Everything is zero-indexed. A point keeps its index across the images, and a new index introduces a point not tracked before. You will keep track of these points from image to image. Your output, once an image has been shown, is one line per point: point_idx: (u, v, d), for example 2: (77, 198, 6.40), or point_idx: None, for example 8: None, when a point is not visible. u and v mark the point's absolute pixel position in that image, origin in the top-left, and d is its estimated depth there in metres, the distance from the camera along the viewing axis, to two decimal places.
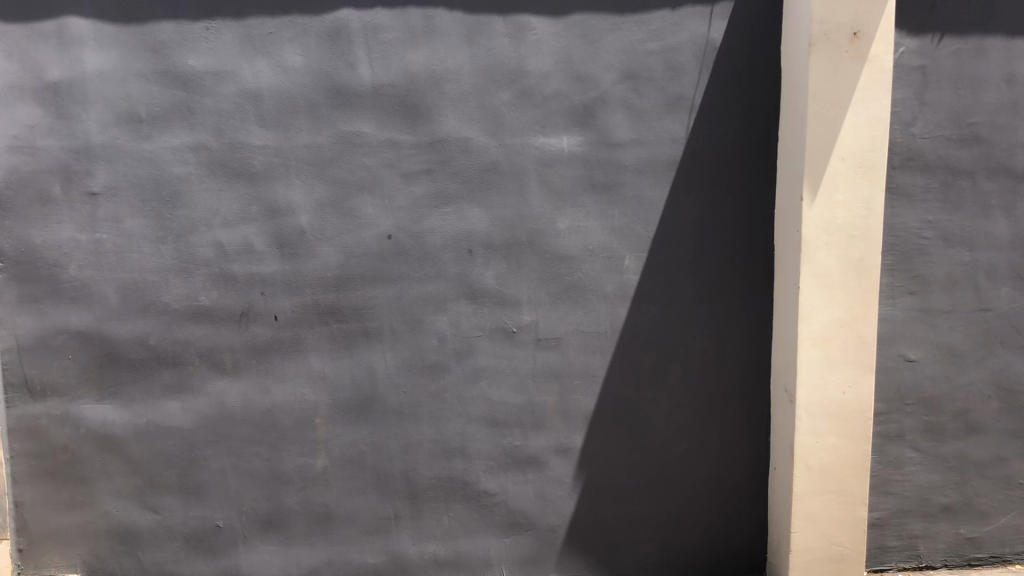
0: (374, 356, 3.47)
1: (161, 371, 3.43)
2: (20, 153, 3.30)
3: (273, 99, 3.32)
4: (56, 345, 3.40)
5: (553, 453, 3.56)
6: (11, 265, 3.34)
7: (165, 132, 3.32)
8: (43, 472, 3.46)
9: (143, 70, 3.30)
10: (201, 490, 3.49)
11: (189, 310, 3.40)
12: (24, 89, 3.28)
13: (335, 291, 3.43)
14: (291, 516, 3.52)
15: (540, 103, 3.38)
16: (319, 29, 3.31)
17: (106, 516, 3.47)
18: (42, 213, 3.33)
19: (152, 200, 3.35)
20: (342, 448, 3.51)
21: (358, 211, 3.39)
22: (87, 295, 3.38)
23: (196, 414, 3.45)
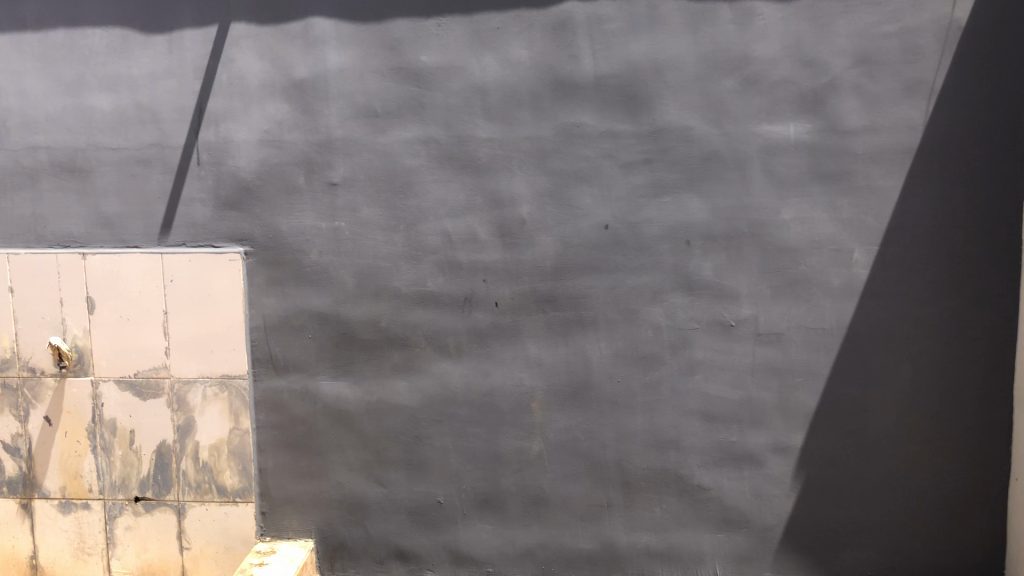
0: (591, 345, 3.50)
1: (391, 351, 3.61)
2: (270, 147, 3.57)
3: (499, 93, 3.42)
4: (298, 325, 3.66)
5: (771, 451, 3.47)
6: (260, 250, 3.63)
7: (399, 125, 3.49)
8: (284, 442, 3.73)
9: (380, 66, 3.48)
10: (424, 466, 3.65)
11: (417, 295, 3.57)
12: (274, 87, 3.55)
13: (553, 280, 3.49)
14: (507, 498, 3.63)
15: (766, 90, 3.30)
16: (544, 22, 3.37)
17: (339, 485, 3.71)
18: (287, 202, 3.59)
19: (385, 190, 3.53)
20: (557, 434, 3.57)
21: (577, 202, 3.43)
22: (325, 279, 3.61)
23: (421, 394, 3.61)
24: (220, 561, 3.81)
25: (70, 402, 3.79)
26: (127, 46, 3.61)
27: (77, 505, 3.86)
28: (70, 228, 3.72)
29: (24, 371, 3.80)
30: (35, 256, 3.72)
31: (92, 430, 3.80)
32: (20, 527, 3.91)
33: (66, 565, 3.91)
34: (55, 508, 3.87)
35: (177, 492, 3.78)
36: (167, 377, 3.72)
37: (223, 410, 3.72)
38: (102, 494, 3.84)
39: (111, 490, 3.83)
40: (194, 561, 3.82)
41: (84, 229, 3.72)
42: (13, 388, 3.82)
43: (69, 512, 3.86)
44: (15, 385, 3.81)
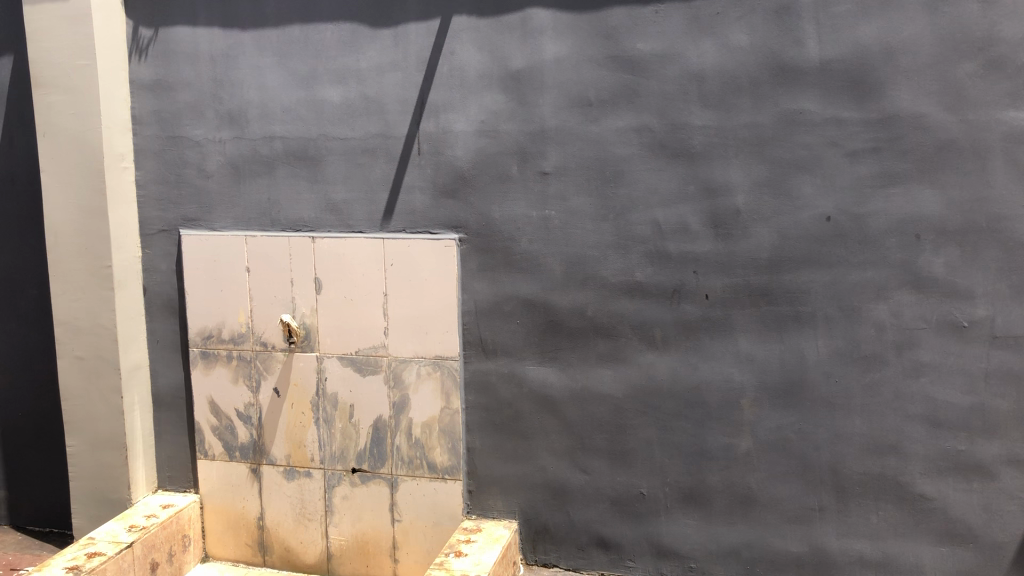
0: (806, 342, 3.37)
1: (598, 340, 3.62)
2: (486, 136, 3.66)
3: (717, 80, 3.34)
4: (508, 311, 3.74)
5: (1004, 463, 3.22)
6: (474, 237, 3.74)
7: (613, 114, 3.48)
8: (492, 424, 3.83)
9: (595, 55, 3.48)
10: (628, 457, 3.64)
11: (625, 285, 3.56)
12: (491, 77, 3.63)
13: (767, 273, 3.38)
14: (712, 494, 3.56)
15: (1012, 74, 3.05)
16: (767, 6, 3.26)
17: (543, 470, 3.77)
18: (501, 190, 3.67)
19: (597, 179, 3.54)
20: (767, 433, 3.46)
21: (796, 192, 3.31)
22: (536, 266, 3.67)
23: (627, 384, 3.60)
24: (428, 535, 3.96)
25: (297, 375, 4.06)
26: (355, 40, 3.80)
27: (300, 472, 4.12)
28: (301, 213, 3.99)
29: (258, 344, 4.10)
30: (271, 239, 4.00)
31: (316, 402, 4.05)
32: (250, 489, 4.23)
33: (289, 528, 4.18)
34: (281, 473, 4.16)
35: (391, 466, 3.96)
36: (384, 355, 3.91)
37: (435, 390, 3.85)
38: (323, 463, 4.08)
39: (331, 460, 4.07)
40: (404, 533, 3.99)
41: (313, 214, 3.97)
42: (248, 361, 4.13)
43: (293, 479, 4.14)
44: (249, 357, 4.12)
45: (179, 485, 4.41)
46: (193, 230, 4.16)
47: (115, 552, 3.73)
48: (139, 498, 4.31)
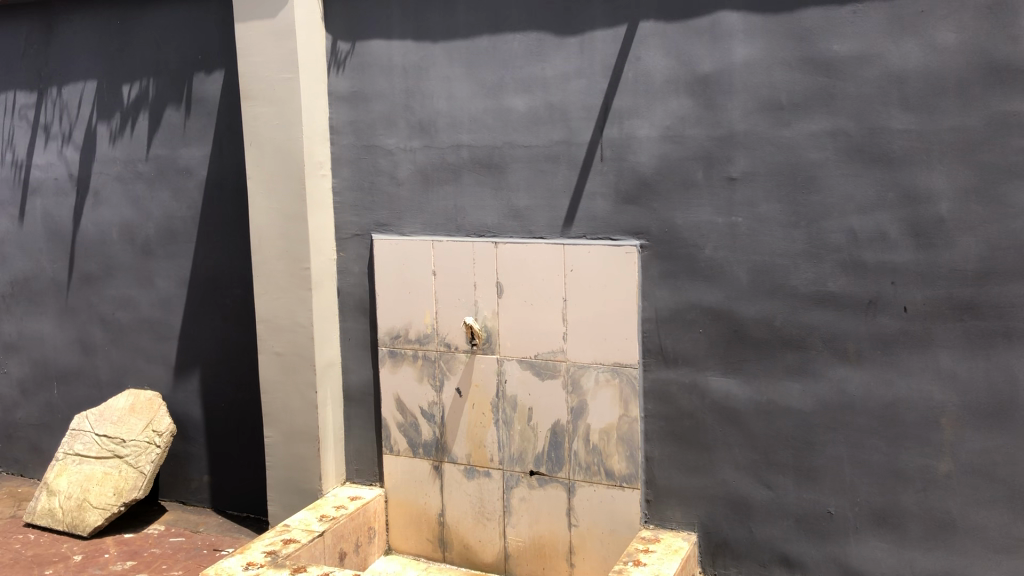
0: (1016, 360, 3.15)
1: (785, 352, 3.51)
2: (671, 142, 3.63)
3: (921, 81, 3.17)
4: (690, 319, 3.68)
5: None
6: (657, 244, 3.71)
7: (805, 118, 3.37)
8: (672, 434, 3.78)
9: (788, 58, 3.38)
10: (816, 474, 3.51)
11: (815, 295, 3.43)
12: (678, 82, 3.59)
13: (974, 285, 3.18)
14: (907, 517, 3.37)
15: None
16: (978, 1, 3.06)
17: (725, 483, 3.69)
18: (686, 196, 3.63)
19: (787, 186, 3.44)
20: (970, 455, 3.25)
21: (1009, 199, 3.10)
22: (720, 274, 3.60)
23: (815, 398, 3.48)
24: (604, 542, 3.95)
25: (478, 377, 4.15)
26: (541, 48, 3.84)
27: (479, 472, 4.22)
28: (485, 219, 4.08)
29: (441, 345, 4.22)
30: (455, 243, 4.12)
31: (496, 404, 4.13)
32: (432, 486, 4.36)
33: (468, 527, 4.28)
34: (461, 472, 4.26)
35: (569, 470, 3.99)
36: (564, 360, 3.93)
37: (614, 397, 3.84)
38: (502, 464, 4.15)
39: (510, 462, 4.13)
40: (581, 539, 4.00)
41: (497, 219, 4.05)
42: (432, 361, 4.26)
43: (473, 478, 4.24)
44: (433, 358, 4.25)
45: (365, 478, 4.60)
46: (383, 234, 4.34)
47: (307, 540, 3.92)
48: (328, 489, 4.53)
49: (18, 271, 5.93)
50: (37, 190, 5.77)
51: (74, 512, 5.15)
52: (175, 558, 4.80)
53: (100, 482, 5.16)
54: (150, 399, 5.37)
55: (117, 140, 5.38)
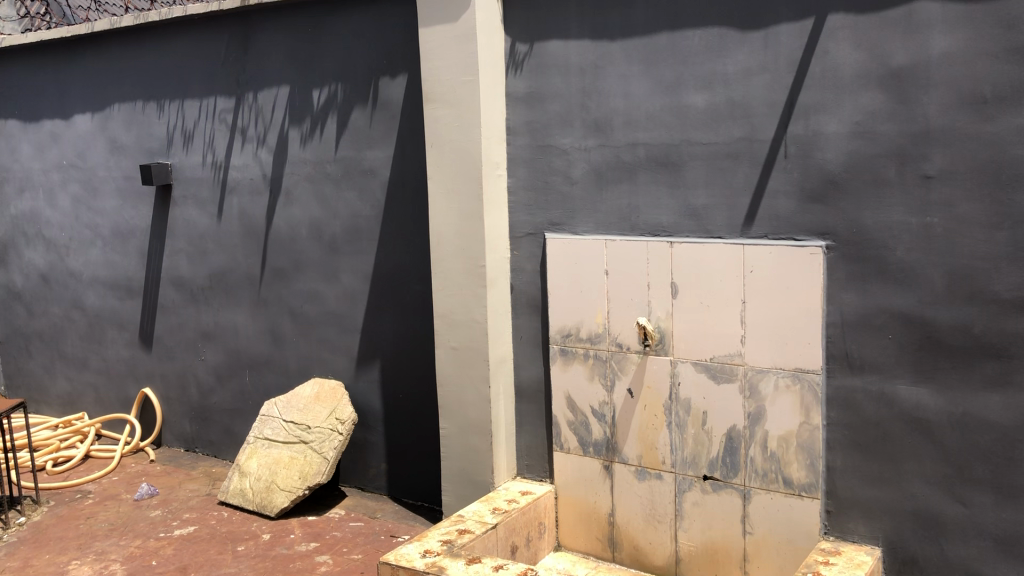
0: None
1: (985, 362, 3.31)
2: (861, 138, 3.48)
3: None
4: (878, 324, 3.52)
5: None
6: (843, 244, 3.57)
7: (1013, 112, 3.16)
8: (856, 443, 3.63)
9: (994, 48, 3.17)
10: (1017, 492, 3.29)
11: (1020, 301, 3.22)
12: (869, 77, 3.43)
13: None
14: None
15: None
16: None
17: (913, 498, 3.52)
18: (876, 194, 3.47)
19: (989, 184, 3.24)
20: None
21: None
22: (913, 278, 3.43)
23: (1018, 412, 3.26)
24: (781, 552, 3.84)
25: (650, 378, 4.12)
26: (722, 44, 3.76)
27: (651, 474, 4.18)
28: (661, 218, 4.04)
29: (614, 345, 4.21)
30: (630, 243, 4.10)
31: (668, 406, 4.09)
32: (602, 485, 4.37)
33: (638, 528, 4.26)
34: (632, 473, 4.24)
35: (745, 476, 3.90)
36: (741, 364, 3.85)
37: (794, 403, 3.73)
38: (674, 467, 4.11)
39: (683, 465, 4.08)
40: (756, 547, 3.91)
41: (672, 218, 4.00)
42: (604, 360, 4.26)
43: (644, 479, 4.21)
44: (605, 357, 4.25)
45: (536, 473, 4.66)
46: (557, 233, 4.37)
47: (481, 531, 3.99)
48: (500, 483, 4.61)
49: (217, 265, 6.36)
50: (234, 189, 6.16)
51: (263, 493, 5.48)
52: (355, 542, 5.01)
53: (288, 465, 5.49)
54: (334, 387, 5.67)
55: (307, 142, 5.68)
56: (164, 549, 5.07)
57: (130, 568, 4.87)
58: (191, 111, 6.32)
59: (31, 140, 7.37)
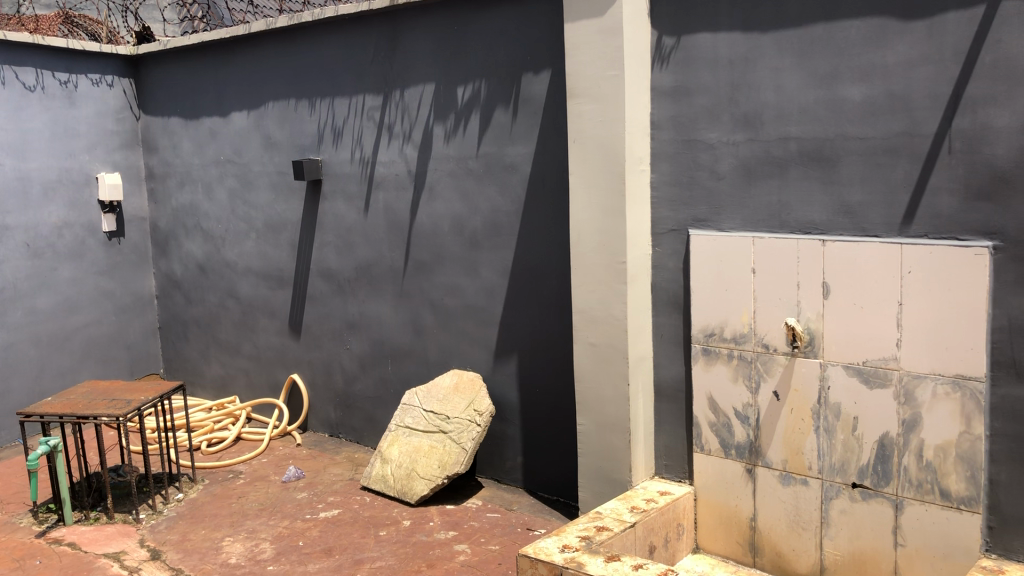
0: None
1: None
2: None
3: None
4: None
5: None
6: (1012, 246, 3.38)
7: None
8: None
9: None
10: None
11: None
12: None
13: None
14: None
15: None
16: None
17: None
18: None
19: None
20: None
21: None
22: None
23: None
24: (935, 567, 3.66)
25: (798, 381, 4.00)
26: (883, 35, 3.60)
27: (796, 479, 4.06)
28: (812, 215, 3.91)
29: (759, 346, 4.11)
30: (778, 241, 3.99)
31: (817, 410, 3.96)
32: (744, 488, 4.27)
33: (781, 534, 4.15)
34: (776, 478, 4.13)
35: (898, 486, 3.74)
36: (896, 369, 3.68)
37: (954, 412, 3.54)
38: (821, 473, 3.98)
39: (831, 472, 3.94)
40: (908, 560, 3.74)
41: (825, 216, 3.87)
42: (749, 361, 4.16)
43: (788, 484, 4.09)
44: (750, 358, 4.15)
45: (674, 474, 4.60)
46: (701, 230, 4.29)
47: (620, 529, 3.96)
48: (638, 482, 4.56)
49: (362, 258, 6.55)
50: (380, 184, 6.33)
51: (403, 480, 5.63)
52: (492, 533, 5.07)
53: (427, 454, 5.62)
54: (472, 379, 5.77)
55: (451, 138, 5.77)
56: (310, 530, 5.27)
57: (279, 547, 5.08)
58: (341, 108, 6.53)
59: (191, 136, 7.78)
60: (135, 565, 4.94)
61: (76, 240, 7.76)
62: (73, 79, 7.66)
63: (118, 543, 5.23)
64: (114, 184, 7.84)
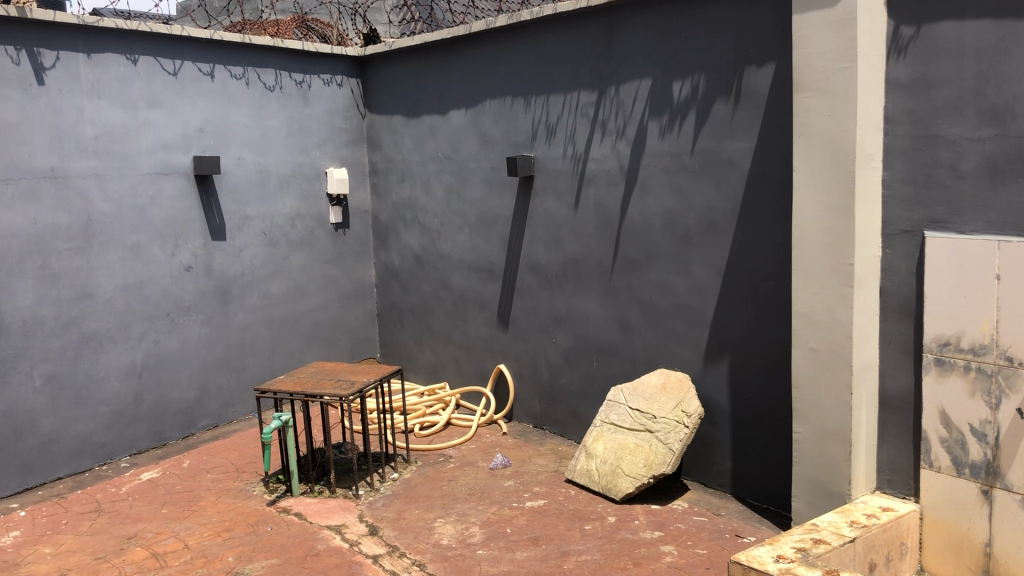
0: None
1: None
2: None
3: None
4: None
5: None
6: None
7: None
8: None
9: None
10: None
11: None
12: None
13: None
14: None
15: None
16: None
17: None
18: None
19: None
20: None
21: None
22: None
23: None
24: None
25: None
26: None
27: None
28: None
29: (1002, 359, 3.84)
30: None
31: None
32: (979, 511, 4.00)
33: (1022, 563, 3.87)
34: (1018, 502, 3.85)
35: None
36: None
37: None
38: None
39: None
40: None
41: None
42: (989, 375, 3.89)
43: None
44: (990, 372, 3.88)
45: (898, 490, 4.34)
46: (938, 232, 4.04)
47: (839, 544, 3.78)
48: (858, 496, 4.34)
49: (572, 253, 6.60)
50: (592, 180, 6.35)
51: (608, 476, 5.63)
52: (699, 536, 4.98)
53: (633, 452, 5.59)
54: (680, 379, 5.71)
55: (666, 134, 5.71)
56: (517, 519, 5.38)
57: (488, 532, 5.21)
58: (555, 105, 6.60)
59: (412, 133, 8.12)
60: (355, 538, 5.22)
61: (306, 230, 8.30)
62: (307, 79, 8.18)
63: (339, 516, 5.57)
64: (341, 177, 8.34)
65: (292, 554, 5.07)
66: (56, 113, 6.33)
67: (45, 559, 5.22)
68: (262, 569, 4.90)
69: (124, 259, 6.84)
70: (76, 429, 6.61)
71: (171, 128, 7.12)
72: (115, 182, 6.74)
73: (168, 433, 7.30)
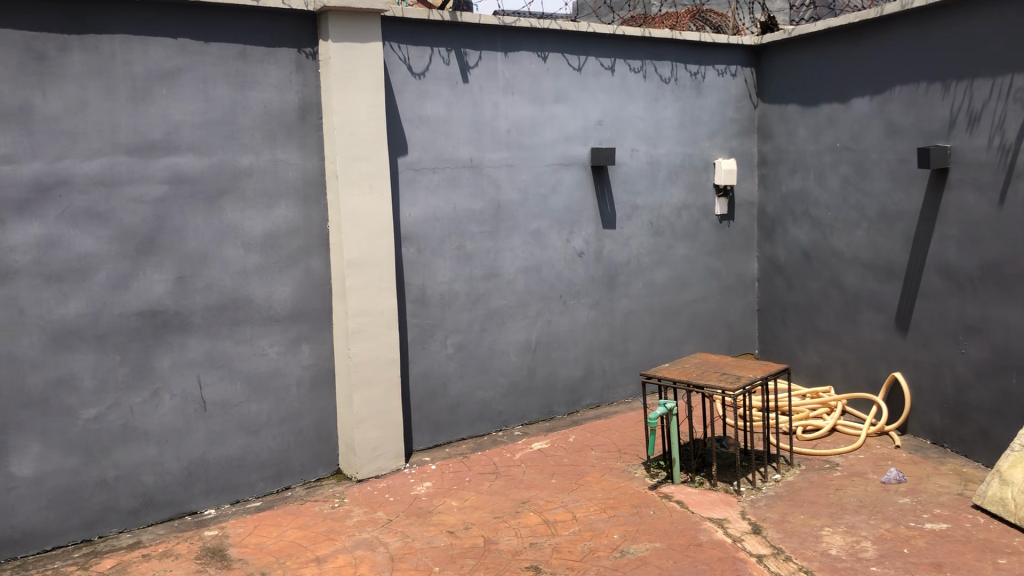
0: None
1: None
2: None
3: None
4: None
5: None
6: None
7: None
8: None
9: None
10: None
11: None
12: None
13: None
14: None
15: None
16: None
17: None
18: None
19: None
20: None
21: None
22: None
23: None
24: None
25: None
26: None
27: None
28: None
29: None
30: None
31: None
32: None
33: None
34: None
35: None
36: None
37: None
38: None
39: None
40: None
41: None
42: None
43: None
44: None
45: None
46: None
47: None
48: None
49: (991, 255, 5.97)
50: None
51: None
52: None
53: None
54: None
55: None
56: (916, 540, 4.98)
57: (882, 549, 4.89)
58: (981, 90, 5.97)
59: (808, 123, 7.80)
60: (738, 535, 5.16)
61: (692, 221, 8.35)
62: (702, 71, 8.21)
63: (721, 510, 5.54)
64: (729, 169, 8.30)
65: (675, 540, 5.14)
66: (477, 108, 6.91)
67: (453, 511, 5.77)
68: (647, 551, 5.01)
69: (526, 244, 7.32)
70: (478, 397, 7.21)
71: (573, 121, 7.48)
72: (522, 172, 7.23)
73: (555, 408, 7.72)
